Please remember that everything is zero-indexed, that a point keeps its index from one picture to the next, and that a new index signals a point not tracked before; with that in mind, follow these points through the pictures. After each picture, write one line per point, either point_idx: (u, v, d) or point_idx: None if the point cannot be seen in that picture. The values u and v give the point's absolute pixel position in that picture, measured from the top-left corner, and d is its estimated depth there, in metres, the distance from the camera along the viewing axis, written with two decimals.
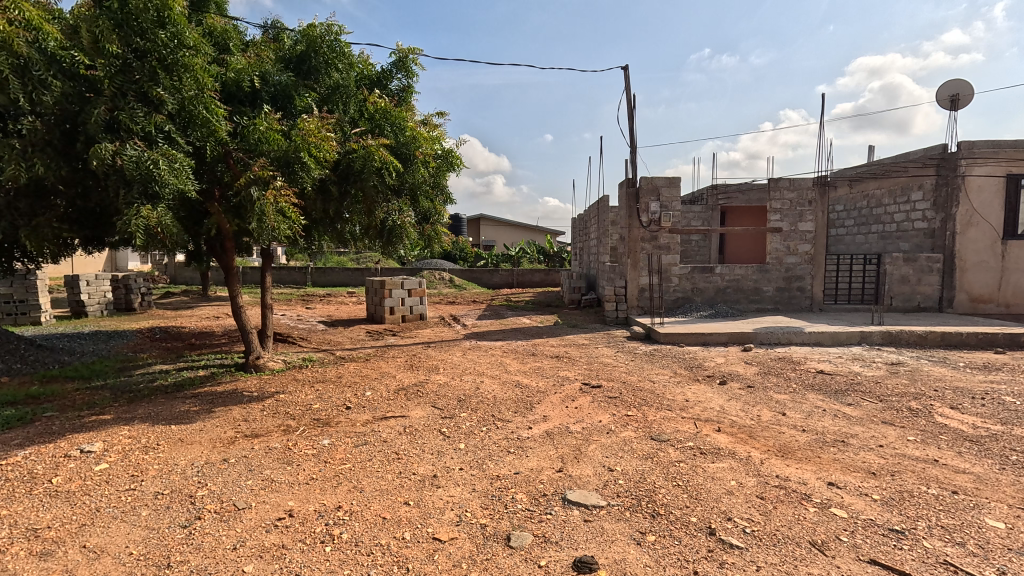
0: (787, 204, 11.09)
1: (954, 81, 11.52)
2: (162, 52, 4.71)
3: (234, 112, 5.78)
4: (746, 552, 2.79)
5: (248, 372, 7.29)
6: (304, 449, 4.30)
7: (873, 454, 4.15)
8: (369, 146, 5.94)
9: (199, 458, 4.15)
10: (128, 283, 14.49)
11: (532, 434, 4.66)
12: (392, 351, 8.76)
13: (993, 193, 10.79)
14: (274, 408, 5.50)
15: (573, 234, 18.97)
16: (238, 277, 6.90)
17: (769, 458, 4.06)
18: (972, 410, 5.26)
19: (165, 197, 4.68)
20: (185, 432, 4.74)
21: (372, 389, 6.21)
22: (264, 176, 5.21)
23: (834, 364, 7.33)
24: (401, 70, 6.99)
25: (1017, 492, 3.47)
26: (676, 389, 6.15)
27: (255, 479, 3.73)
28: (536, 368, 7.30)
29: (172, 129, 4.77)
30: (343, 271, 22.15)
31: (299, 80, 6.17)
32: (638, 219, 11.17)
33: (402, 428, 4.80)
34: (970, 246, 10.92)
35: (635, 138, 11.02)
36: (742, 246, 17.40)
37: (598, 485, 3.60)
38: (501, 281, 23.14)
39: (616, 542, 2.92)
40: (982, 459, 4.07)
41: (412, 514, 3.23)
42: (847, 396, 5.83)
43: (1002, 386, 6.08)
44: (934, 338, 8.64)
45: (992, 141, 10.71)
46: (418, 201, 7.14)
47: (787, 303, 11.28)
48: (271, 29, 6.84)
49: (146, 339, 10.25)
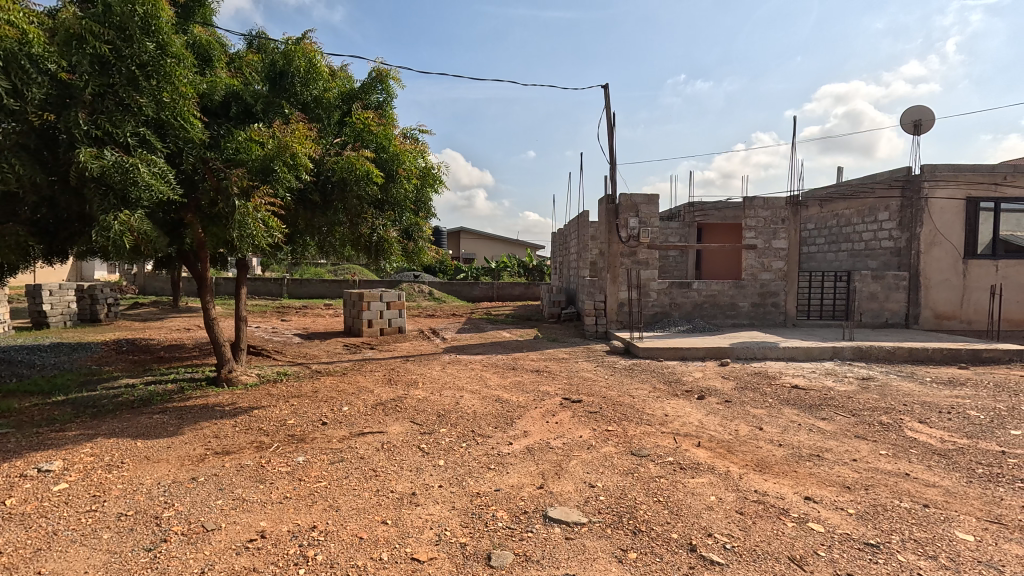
0: (762, 221, 11.34)
1: (917, 107, 12.04)
2: (143, 59, 4.66)
3: (210, 124, 5.72)
4: (725, 568, 2.80)
5: (220, 387, 7.05)
6: (278, 467, 4.17)
7: (847, 468, 4.23)
8: (351, 155, 5.93)
9: (166, 476, 3.98)
10: (94, 293, 13.96)
11: (513, 450, 4.62)
12: (369, 365, 8.61)
13: (954, 214, 11.28)
14: (247, 424, 5.32)
15: (552, 248, 19.10)
16: (211, 289, 6.68)
17: (748, 473, 4.10)
18: (939, 424, 5.42)
19: (143, 203, 4.55)
20: (152, 450, 4.56)
21: (349, 404, 6.07)
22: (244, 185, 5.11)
23: (808, 379, 7.47)
24: (380, 84, 6.96)
25: (985, 506, 3.56)
26: (654, 404, 6.17)
27: (225, 498, 3.59)
28: (516, 383, 7.24)
29: (147, 131, 4.71)
30: (319, 282, 21.82)
31: (275, 96, 6.15)
32: (617, 235, 11.32)
33: (379, 445, 4.70)
34: (934, 264, 11.35)
35: (613, 155, 11.21)
36: (718, 263, 17.73)
37: (579, 501, 3.57)
38: (481, 294, 23.07)
39: (598, 560, 2.89)
40: (950, 473, 4.17)
41: (390, 533, 3.15)
42: (820, 411, 5.93)
43: (967, 401, 6.27)
44: (902, 354, 8.90)
45: (953, 165, 11.22)
46: (403, 215, 7.06)
47: (761, 318, 11.50)
48: (254, 40, 6.91)
49: (112, 351, 9.88)
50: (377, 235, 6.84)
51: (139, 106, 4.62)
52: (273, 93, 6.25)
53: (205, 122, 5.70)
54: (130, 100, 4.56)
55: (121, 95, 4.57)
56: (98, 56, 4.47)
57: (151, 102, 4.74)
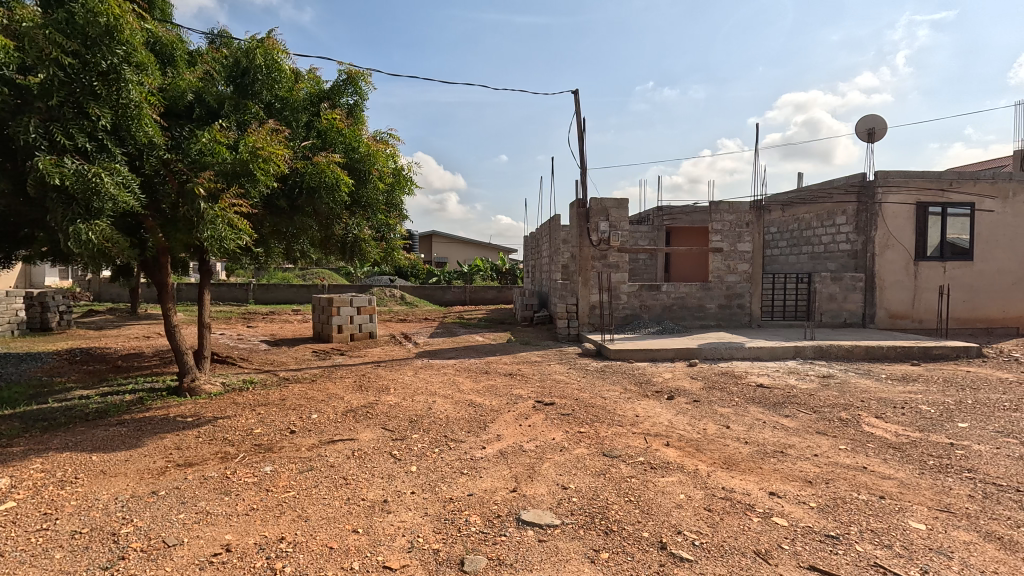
0: (727, 225, 11.66)
1: (870, 116, 12.63)
2: (105, 66, 4.49)
3: (173, 127, 5.54)
4: (695, 564, 2.86)
5: (182, 397, 6.80)
6: (244, 478, 4.05)
7: (808, 463, 4.38)
8: (320, 161, 5.91)
9: (124, 491, 3.82)
10: (45, 300, 13.28)
11: (486, 454, 4.61)
12: (339, 372, 8.45)
13: (906, 218, 11.86)
14: (211, 435, 5.15)
15: (524, 251, 19.18)
16: (172, 295, 6.44)
17: (715, 471, 4.20)
18: (894, 418, 5.68)
19: (105, 212, 4.38)
20: (108, 464, 4.37)
21: (318, 412, 5.95)
22: (211, 191, 4.97)
23: (772, 378, 7.72)
24: (351, 85, 6.87)
25: (935, 495, 3.75)
26: (626, 405, 6.28)
27: (188, 512, 3.47)
28: (489, 386, 7.23)
29: (108, 137, 4.52)
30: (287, 287, 21.31)
31: (242, 98, 5.99)
32: (588, 238, 11.45)
33: (350, 452, 4.62)
34: (888, 266, 11.89)
35: (584, 159, 11.35)
36: (686, 265, 18.13)
37: (551, 504, 3.59)
38: (454, 298, 22.94)
39: (571, 561, 2.91)
40: (904, 465, 4.38)
41: (361, 542, 3.10)
42: (784, 408, 6.13)
43: (919, 397, 6.59)
44: (859, 352, 9.28)
45: (903, 171, 11.80)
46: (373, 218, 7.01)
47: (727, 319, 11.82)
48: (217, 39, 6.71)
49: (64, 361, 9.40)
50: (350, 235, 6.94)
51: (99, 113, 4.45)
52: (236, 93, 6.08)
53: (168, 125, 5.52)
54: (90, 108, 4.39)
55: (80, 102, 4.40)
56: (55, 62, 4.29)
57: (112, 108, 4.57)
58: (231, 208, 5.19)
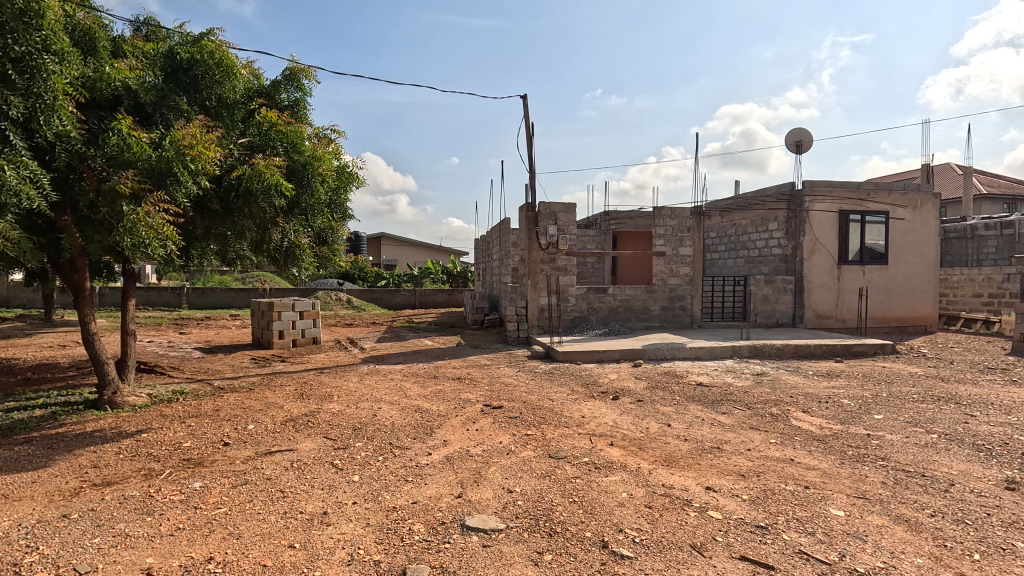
0: (669, 230, 12.09)
1: (798, 129, 13.49)
2: (17, 52, 4.11)
3: (92, 119, 5.13)
4: (635, 561, 2.93)
5: (101, 410, 6.29)
6: (169, 495, 3.80)
7: (742, 458, 4.61)
8: (257, 163, 5.62)
9: (29, 516, 3.49)
10: None
11: (431, 461, 4.55)
12: (280, 379, 8.10)
13: (830, 225, 12.74)
14: (134, 451, 4.80)
15: (474, 254, 19.13)
16: (89, 301, 5.96)
17: (656, 468, 4.34)
18: (819, 412, 6.07)
19: (9, 209, 4.00)
20: (12, 487, 3.97)
21: (255, 423, 5.66)
22: (134, 190, 4.63)
23: (711, 376, 8.08)
24: (292, 83, 6.63)
25: (853, 483, 4.04)
26: (572, 406, 6.38)
27: (104, 535, 3.21)
28: (437, 391, 7.14)
29: (14, 128, 4.13)
30: (225, 291, 20.23)
31: (172, 91, 5.65)
32: (537, 242, 11.56)
33: (288, 464, 4.43)
34: (815, 270, 12.72)
35: (532, 164, 11.47)
36: (632, 269, 18.66)
37: (496, 508, 3.59)
38: (403, 302, 22.53)
39: (514, 565, 2.92)
40: (826, 455, 4.69)
41: (297, 557, 2.98)
42: (721, 405, 6.43)
43: (841, 391, 7.08)
44: (790, 351, 9.87)
45: (828, 182, 12.68)
46: (313, 221, 6.81)
47: (670, 320, 12.25)
48: (144, 27, 6.28)
49: None
50: (287, 241, 6.61)
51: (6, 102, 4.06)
52: (169, 87, 5.73)
53: (86, 117, 5.11)
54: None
55: None
56: None
57: (22, 97, 4.19)
58: (158, 208, 4.86)
